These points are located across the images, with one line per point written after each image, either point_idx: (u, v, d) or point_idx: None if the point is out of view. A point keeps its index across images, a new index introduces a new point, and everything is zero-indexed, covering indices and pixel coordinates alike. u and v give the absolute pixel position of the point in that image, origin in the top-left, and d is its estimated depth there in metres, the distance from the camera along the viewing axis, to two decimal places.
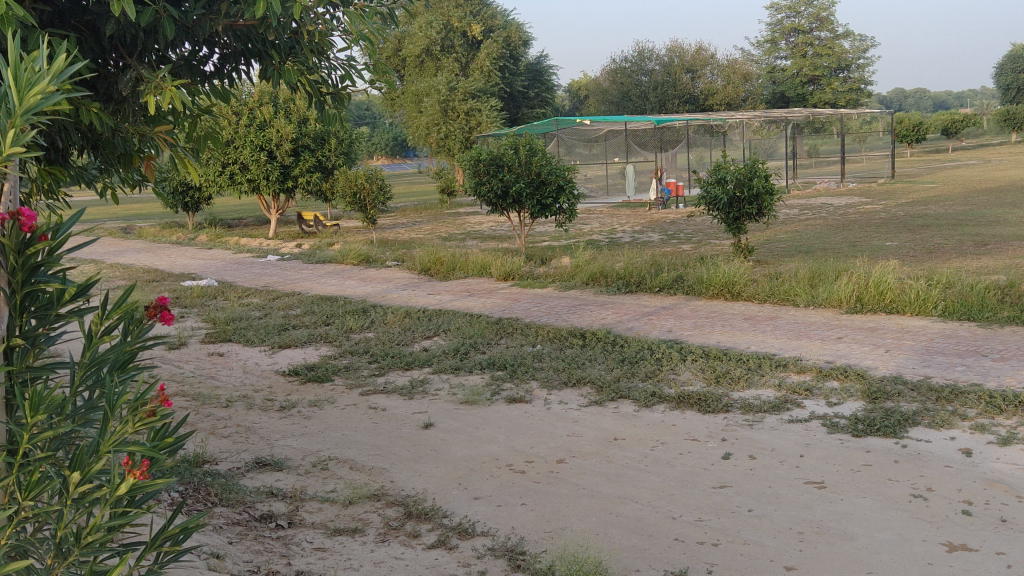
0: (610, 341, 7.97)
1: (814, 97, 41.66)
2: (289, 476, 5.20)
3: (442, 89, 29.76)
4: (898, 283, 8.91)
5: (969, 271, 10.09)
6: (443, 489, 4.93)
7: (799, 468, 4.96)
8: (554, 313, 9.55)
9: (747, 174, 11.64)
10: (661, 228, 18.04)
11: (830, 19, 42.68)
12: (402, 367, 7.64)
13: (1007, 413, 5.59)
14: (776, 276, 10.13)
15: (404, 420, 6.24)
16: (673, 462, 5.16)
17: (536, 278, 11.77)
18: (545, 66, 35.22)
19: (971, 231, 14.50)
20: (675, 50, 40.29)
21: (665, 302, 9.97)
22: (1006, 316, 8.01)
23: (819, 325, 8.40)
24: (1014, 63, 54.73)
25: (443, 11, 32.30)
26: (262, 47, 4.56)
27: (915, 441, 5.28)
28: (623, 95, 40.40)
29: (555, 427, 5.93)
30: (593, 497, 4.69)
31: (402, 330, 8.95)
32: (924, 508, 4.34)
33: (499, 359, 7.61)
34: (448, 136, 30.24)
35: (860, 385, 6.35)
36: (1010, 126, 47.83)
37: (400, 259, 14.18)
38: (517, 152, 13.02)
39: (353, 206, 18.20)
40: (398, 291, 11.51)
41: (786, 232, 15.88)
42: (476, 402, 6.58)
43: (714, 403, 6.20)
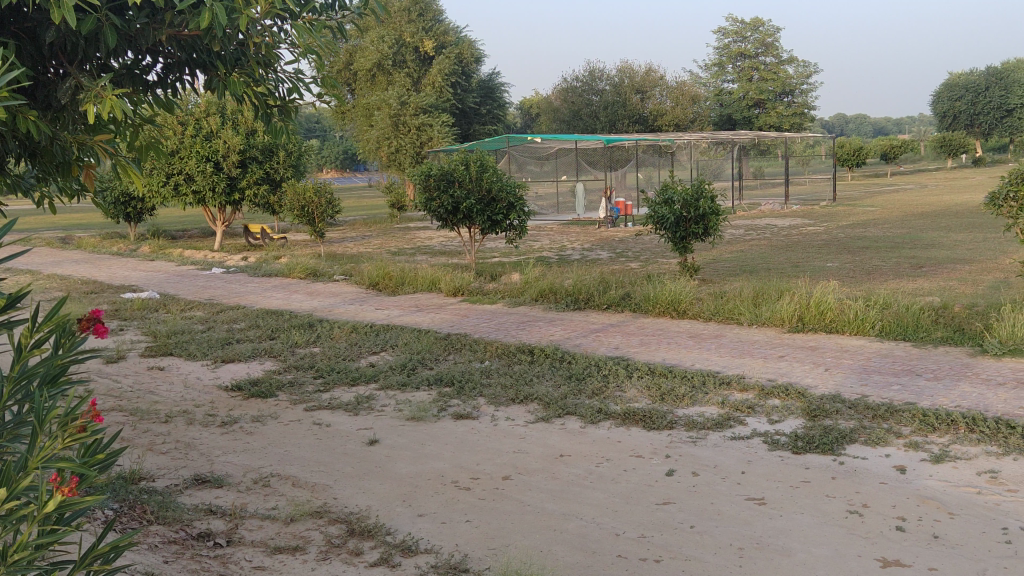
0: (558, 358, 8.01)
1: (760, 121, 42.57)
2: (230, 494, 5.11)
3: (393, 104, 29.70)
4: (837, 303, 9.12)
5: (907, 292, 10.35)
6: (387, 506, 4.89)
7: (740, 484, 5.04)
8: (502, 329, 9.57)
9: (693, 195, 11.82)
10: (610, 246, 18.22)
11: (775, 45, 43.69)
12: (347, 383, 7.57)
13: (940, 432, 5.76)
14: (721, 295, 10.29)
15: (349, 436, 6.19)
16: (618, 479, 5.19)
17: (485, 294, 11.78)
18: (497, 83, 35.45)
19: (909, 253, 14.86)
20: (625, 71, 40.87)
21: (611, 319, 10.05)
22: (941, 336, 8.24)
23: (762, 344, 8.55)
24: (951, 91, 56.68)
25: (395, 26, 32.27)
26: (207, 57, 4.53)
27: (852, 458, 5.40)
28: (574, 114, 40.89)
29: (501, 444, 5.94)
30: (538, 514, 4.70)
31: (348, 345, 8.88)
32: (861, 524, 4.43)
33: (446, 375, 7.59)
34: (398, 150, 30.18)
35: (801, 403, 6.47)
36: (946, 152, 49.36)
37: (348, 273, 14.09)
38: (467, 168, 13.01)
39: (301, 219, 18.01)
40: (345, 305, 11.42)
41: (732, 252, 16.14)
42: (422, 418, 6.55)
43: (658, 419, 6.26)
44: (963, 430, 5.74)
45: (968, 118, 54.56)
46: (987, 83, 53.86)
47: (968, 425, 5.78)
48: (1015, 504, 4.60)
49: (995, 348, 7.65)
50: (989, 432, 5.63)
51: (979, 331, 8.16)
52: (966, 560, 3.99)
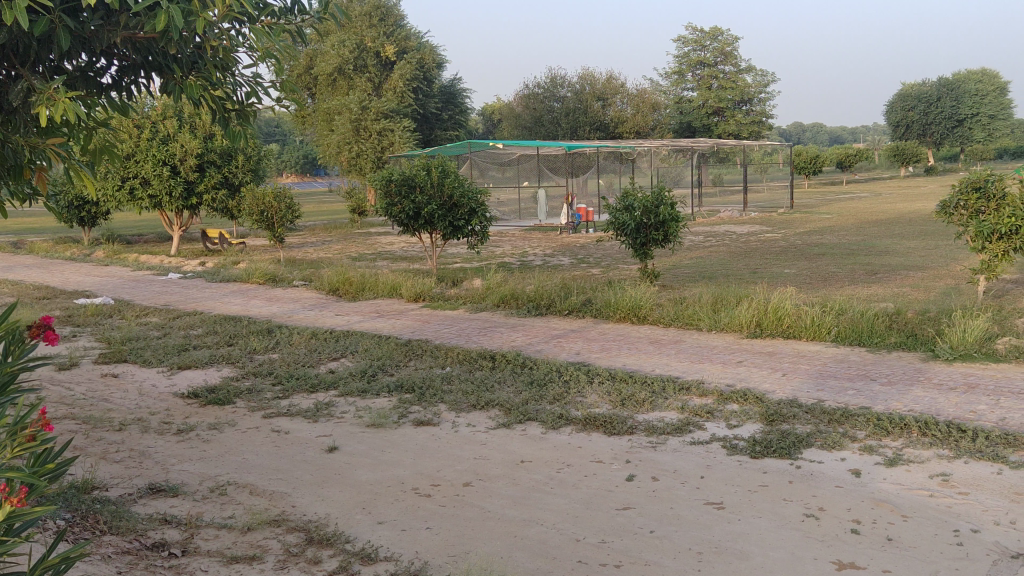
0: (519, 364, 8.02)
1: (719, 129, 43.09)
2: (185, 503, 5.03)
3: (354, 108, 29.53)
4: (794, 309, 9.25)
5: (862, 299, 10.52)
6: (346, 514, 4.85)
7: (699, 489, 5.08)
8: (464, 335, 9.54)
9: (653, 201, 11.92)
10: (572, 252, 18.29)
11: (734, 54, 44.19)
12: (306, 390, 7.50)
13: (893, 435, 5.86)
14: (681, 301, 10.38)
15: (308, 444, 6.13)
16: (578, 485, 5.21)
17: (446, 300, 11.75)
18: (459, 89, 35.47)
19: (863, 260, 15.11)
20: (586, 78, 41.08)
21: (572, 325, 10.08)
22: (895, 342, 8.39)
23: (722, 349, 8.64)
24: (904, 101, 57.85)
25: (355, 30, 32.09)
26: (163, 60, 4.47)
27: (809, 462, 5.47)
28: (536, 120, 40.98)
29: (462, 450, 5.92)
30: (499, 521, 4.69)
31: (308, 351, 8.80)
32: (817, 528, 4.48)
33: (407, 382, 7.55)
34: (359, 155, 30.01)
35: (759, 408, 6.54)
36: (899, 161, 50.33)
37: (308, 279, 13.96)
38: (429, 174, 12.98)
39: (260, 224, 17.80)
40: (304, 311, 11.31)
41: (691, 258, 16.29)
42: (382, 425, 6.51)
43: (619, 425, 6.29)
44: (916, 434, 5.85)
45: (921, 128, 55.69)
46: (938, 93, 55.11)
47: (920, 428, 5.89)
48: (966, 506, 4.70)
49: (946, 353, 7.81)
50: (941, 436, 5.75)
51: (931, 336, 8.33)
52: (919, 562, 4.06)
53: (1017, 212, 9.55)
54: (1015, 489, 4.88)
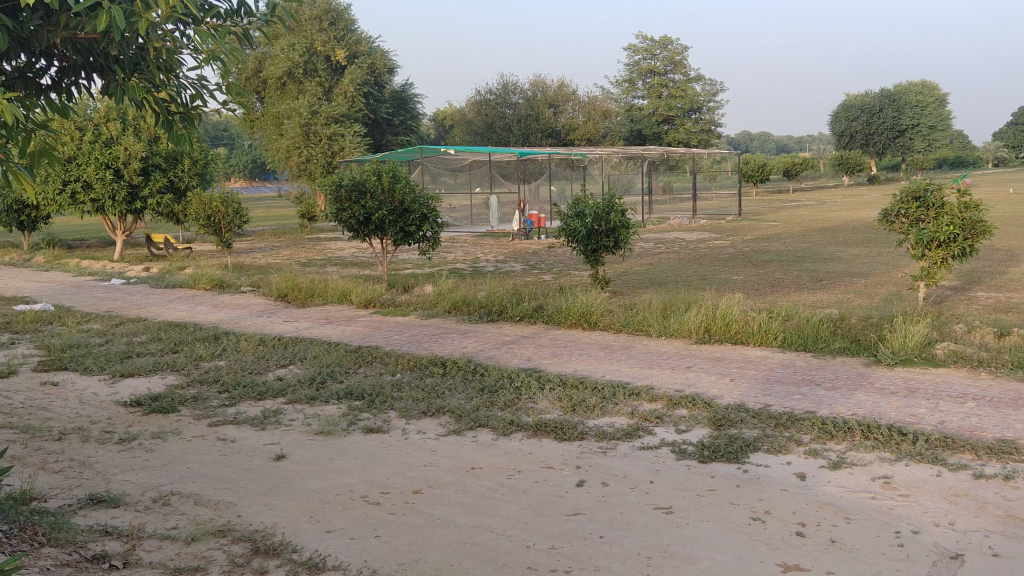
0: (470, 370, 7.99)
1: (669, 137, 43.56)
2: (127, 513, 4.92)
3: (304, 112, 29.25)
4: (742, 315, 9.38)
5: (807, 305, 10.71)
6: (294, 523, 4.78)
7: (649, 493, 5.12)
8: (415, 342, 9.49)
9: (604, 208, 12.01)
10: (524, 258, 18.31)
11: (683, 63, 44.72)
12: (254, 397, 7.39)
13: (837, 439, 5.97)
14: (631, 307, 10.46)
15: (255, 452, 6.03)
16: (528, 491, 5.21)
17: (397, 306, 11.69)
18: (410, 94, 35.42)
19: (810, 267, 15.37)
20: (538, 85, 41.28)
21: (524, 331, 10.09)
22: (839, 347, 8.55)
23: (671, 355, 8.72)
24: (848, 111, 59.15)
25: (305, 34, 31.86)
26: (105, 61, 4.39)
27: (756, 466, 5.55)
28: (487, 126, 40.98)
29: (412, 458, 5.88)
30: (449, 528, 4.67)
31: (255, 358, 8.67)
32: (763, 531, 4.54)
33: (357, 389, 7.48)
34: (309, 160, 29.72)
35: (707, 413, 6.61)
36: (843, 170, 51.37)
37: (256, 285, 13.77)
38: (380, 179, 12.90)
39: (207, 229, 17.52)
40: (252, 318, 11.15)
41: (641, 265, 16.43)
42: (332, 432, 6.43)
43: (569, 431, 6.30)
44: (859, 437, 5.97)
45: (864, 138, 56.95)
46: (881, 104, 56.42)
47: (863, 432, 6.01)
48: (906, 508, 4.80)
49: (888, 358, 7.99)
50: (883, 439, 5.87)
51: (874, 342, 8.51)
52: (861, 563, 4.14)
53: (955, 221, 9.82)
54: (953, 491, 5.01)
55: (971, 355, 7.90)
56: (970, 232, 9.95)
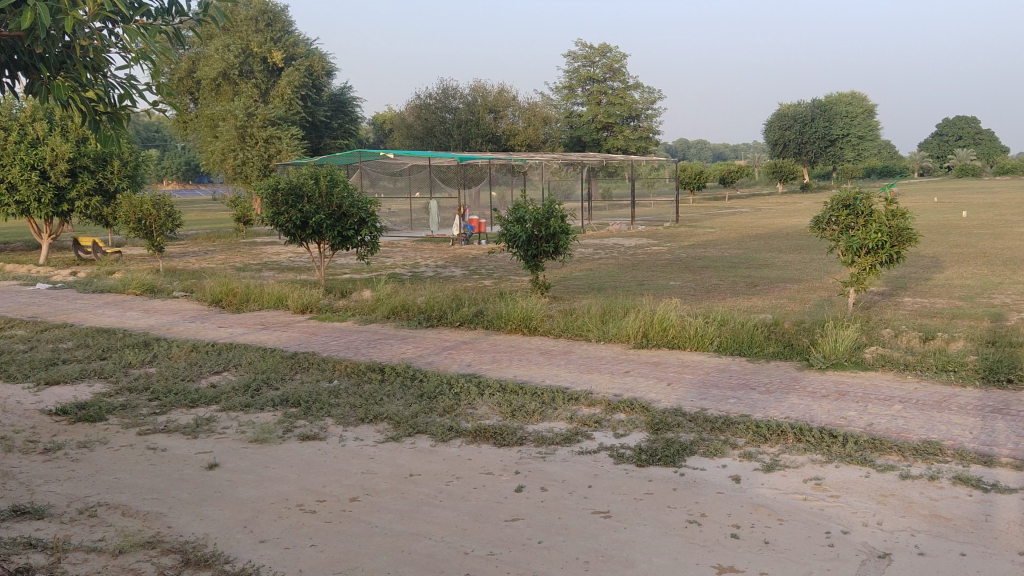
0: (409, 376, 7.94)
1: (608, 143, 44.02)
2: (52, 525, 4.75)
3: (239, 114, 28.73)
4: (679, 320, 9.51)
5: (742, 310, 10.90)
6: (226, 533, 4.68)
7: (587, 498, 5.14)
8: (353, 348, 9.39)
9: (544, 213, 12.05)
10: (463, 263, 18.29)
11: (621, 70, 45.12)
12: (186, 405, 7.22)
13: (771, 441, 6.07)
14: (571, 312, 10.51)
15: (186, 461, 5.89)
16: (467, 497, 5.18)
17: (334, 311, 11.55)
18: (349, 97, 35.16)
19: (744, 273, 15.66)
20: (478, 90, 41.34)
21: (463, 337, 10.06)
22: (772, 352, 8.72)
23: (609, 359, 8.79)
24: (781, 120, 60.52)
25: (240, 34, 31.34)
26: (29, 60, 4.26)
27: (692, 469, 5.61)
28: (427, 131, 40.87)
29: (350, 465, 5.81)
30: (387, 536, 4.61)
31: (188, 365, 8.48)
32: (699, 533, 4.59)
33: (293, 396, 7.36)
34: (245, 163, 29.23)
35: (645, 417, 6.67)
36: (777, 178, 52.55)
37: (188, 289, 13.48)
38: (317, 183, 12.73)
39: (138, 232, 17.07)
40: (185, 323, 10.90)
41: (581, 270, 16.57)
42: (266, 440, 6.32)
43: (508, 436, 6.30)
44: (792, 439, 6.08)
45: (796, 147, 58.39)
46: (812, 114, 57.83)
47: (796, 434, 6.13)
48: (837, 509, 4.90)
49: (820, 362, 8.18)
50: (815, 441, 5.99)
51: (806, 346, 8.70)
52: (793, 564, 4.21)
53: (882, 228, 10.11)
54: (881, 492, 5.13)
55: (898, 358, 8.14)
56: (897, 240, 10.26)
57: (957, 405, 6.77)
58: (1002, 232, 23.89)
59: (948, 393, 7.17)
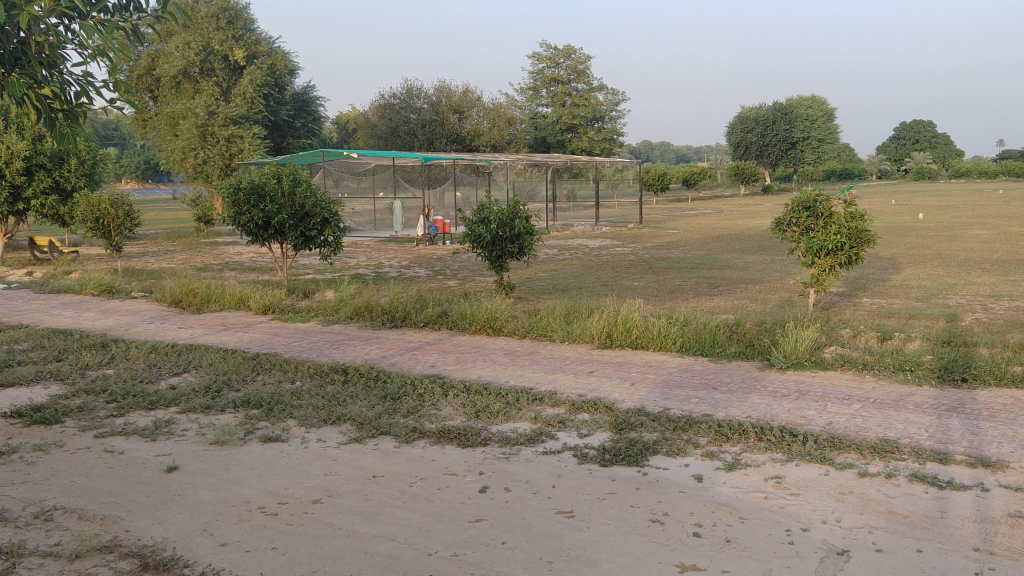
0: (373, 377, 7.90)
1: (572, 145, 44.16)
2: (5, 530, 4.65)
3: (200, 113, 28.36)
4: (643, 320, 9.57)
5: (704, 310, 11.01)
6: (185, 536, 4.61)
7: (551, 498, 5.14)
8: (315, 348, 9.31)
9: (509, 214, 12.05)
10: (428, 264, 18.24)
11: (586, 72, 45.23)
12: (144, 407, 7.11)
13: (732, 441, 6.13)
14: (535, 313, 10.53)
15: (145, 464, 5.80)
16: (431, 498, 5.16)
17: (297, 312, 11.45)
18: (312, 96, 34.90)
19: (707, 274, 15.79)
20: (443, 90, 41.22)
21: (428, 337, 10.03)
22: (734, 351, 8.80)
23: (574, 360, 8.82)
24: (743, 123, 61.14)
25: (201, 31, 30.94)
26: None
27: (655, 468, 5.64)
28: (391, 131, 40.69)
29: (312, 466, 5.76)
30: (349, 538, 4.58)
31: (147, 366, 8.36)
32: (661, 532, 4.62)
33: (255, 397, 7.28)
34: (205, 162, 28.87)
35: (609, 417, 6.70)
36: (739, 180, 53.09)
37: (147, 290, 13.28)
38: (280, 182, 12.61)
39: (95, 232, 16.77)
40: (143, 324, 10.74)
41: (545, 271, 16.59)
42: (227, 442, 6.25)
43: (472, 437, 6.28)
44: (752, 439, 6.15)
45: (758, 150, 59.01)
46: (774, 117, 58.46)
47: (757, 433, 6.20)
48: (796, 507, 4.96)
49: (780, 362, 8.28)
50: (775, 440, 6.06)
51: (767, 346, 8.80)
52: (754, 561, 4.26)
53: (842, 230, 10.25)
54: (840, 489, 5.20)
55: (857, 358, 8.26)
56: (856, 241, 10.42)
57: (913, 404, 6.89)
58: (957, 234, 24.38)
59: (905, 392, 7.30)
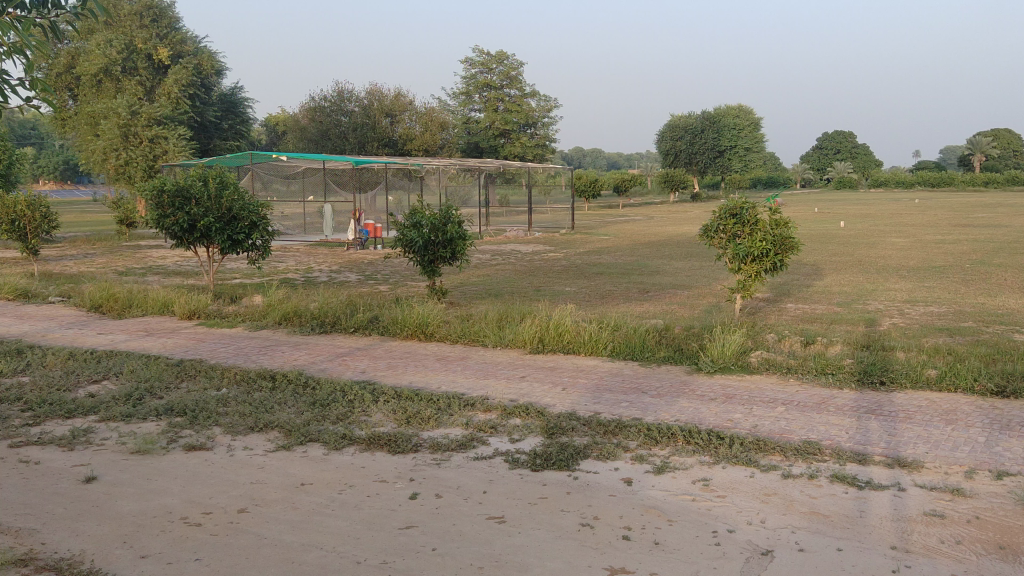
0: (301, 384, 7.77)
1: (505, 150, 44.34)
2: None
3: (122, 112, 27.57)
4: (574, 325, 9.63)
5: (635, 316, 11.15)
6: (104, 549, 4.46)
7: (482, 504, 5.13)
8: (242, 355, 9.12)
9: (441, 219, 12.01)
10: (359, 268, 18.06)
11: (518, 78, 45.50)
12: (61, 416, 6.86)
13: (661, 444, 6.21)
14: (467, 318, 10.52)
15: (62, 474, 5.59)
16: (360, 506, 5.10)
17: (223, 317, 11.21)
18: (240, 97, 34.32)
19: (638, 280, 15.99)
20: (374, 94, 40.94)
21: (358, 343, 9.92)
22: (663, 356, 8.92)
23: (505, 365, 8.82)
24: (672, 131, 62.23)
25: (123, 30, 30.12)
26: None
27: (585, 473, 5.68)
28: (322, 133, 40.20)
29: (238, 475, 5.62)
30: (275, 547, 4.49)
31: (64, 373, 8.07)
32: (591, 536, 4.65)
33: (178, 405, 7.09)
34: (128, 163, 28.03)
35: (540, 422, 6.72)
36: (669, 187, 53.98)
37: (65, 295, 12.86)
38: (206, 185, 12.33)
39: (10, 234, 16.15)
40: (61, 330, 10.37)
41: (478, 276, 16.60)
42: (149, 451, 6.06)
43: (403, 443, 6.23)
44: (681, 442, 6.23)
45: (687, 158, 60.15)
46: (702, 125, 59.67)
47: (685, 437, 6.28)
48: (723, 508, 5.05)
49: (708, 365, 8.43)
50: (702, 444, 6.15)
51: (695, 351, 8.94)
52: (682, 563, 4.31)
53: (767, 237, 10.49)
54: (764, 491, 5.32)
55: (781, 362, 8.45)
56: (780, 248, 10.68)
57: (834, 407, 7.08)
58: (876, 241, 25.16)
59: (827, 395, 7.49)
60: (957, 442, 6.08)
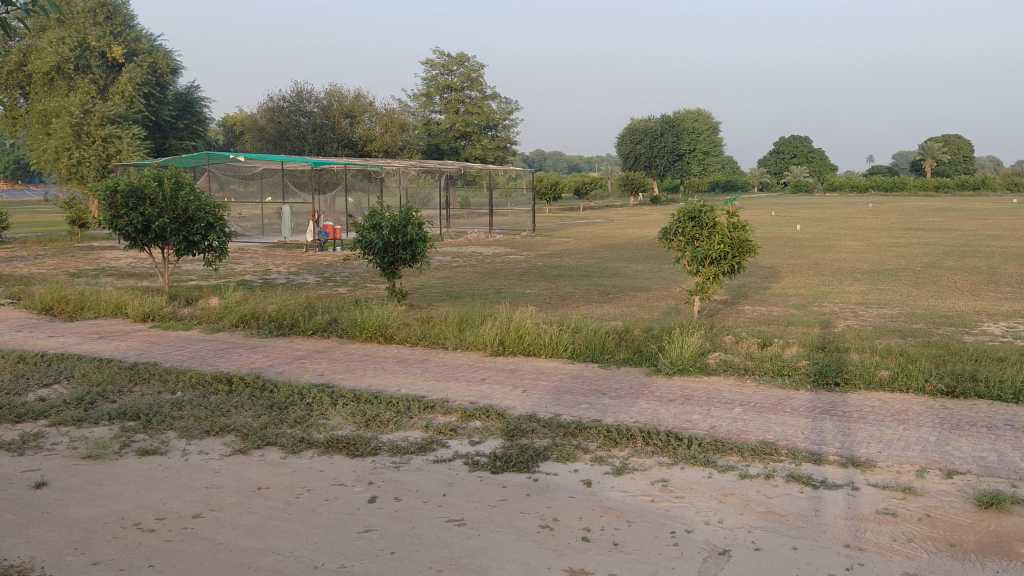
0: (258, 387, 7.68)
1: (466, 152, 44.28)
2: None
3: (75, 111, 27.03)
4: (535, 327, 9.63)
5: (594, 318, 11.18)
6: (54, 556, 4.35)
7: (441, 506, 5.11)
8: (198, 357, 8.99)
9: (401, 221, 11.95)
10: (317, 270, 17.91)
11: (479, 80, 45.53)
12: (10, 421, 6.69)
13: (620, 445, 6.24)
14: (427, 320, 10.48)
15: (9, 480, 5.45)
16: (318, 509, 5.05)
17: (179, 319, 11.04)
18: (196, 97, 33.88)
19: (597, 282, 16.08)
20: (334, 95, 40.67)
21: (317, 345, 9.83)
22: (622, 357, 8.97)
23: (465, 367, 8.79)
24: (632, 135, 62.67)
25: (76, 27, 29.54)
26: None
27: (545, 474, 5.68)
28: (281, 134, 39.76)
29: (192, 480, 5.53)
30: (231, 552, 4.43)
31: (13, 377, 7.88)
32: (550, 537, 4.65)
33: (132, 408, 6.96)
34: (80, 162, 27.49)
35: (500, 424, 6.71)
36: (629, 191, 54.31)
37: (15, 296, 12.57)
38: (161, 185, 12.13)
39: None
40: (10, 332, 10.13)
41: (438, 278, 16.53)
42: (101, 456, 5.94)
43: (362, 446, 6.17)
44: (640, 443, 6.26)
45: (647, 161, 60.57)
46: (662, 129, 60.18)
47: (644, 438, 6.31)
48: (681, 509, 5.09)
49: (667, 367, 8.50)
50: (661, 445, 6.19)
51: (654, 352, 9.00)
52: (640, 563, 4.33)
53: (724, 240, 10.61)
54: (721, 491, 5.37)
55: (738, 364, 8.54)
56: (738, 250, 10.81)
57: (790, 408, 7.17)
58: (831, 244, 25.60)
59: (783, 396, 7.58)
60: (909, 442, 6.19)
